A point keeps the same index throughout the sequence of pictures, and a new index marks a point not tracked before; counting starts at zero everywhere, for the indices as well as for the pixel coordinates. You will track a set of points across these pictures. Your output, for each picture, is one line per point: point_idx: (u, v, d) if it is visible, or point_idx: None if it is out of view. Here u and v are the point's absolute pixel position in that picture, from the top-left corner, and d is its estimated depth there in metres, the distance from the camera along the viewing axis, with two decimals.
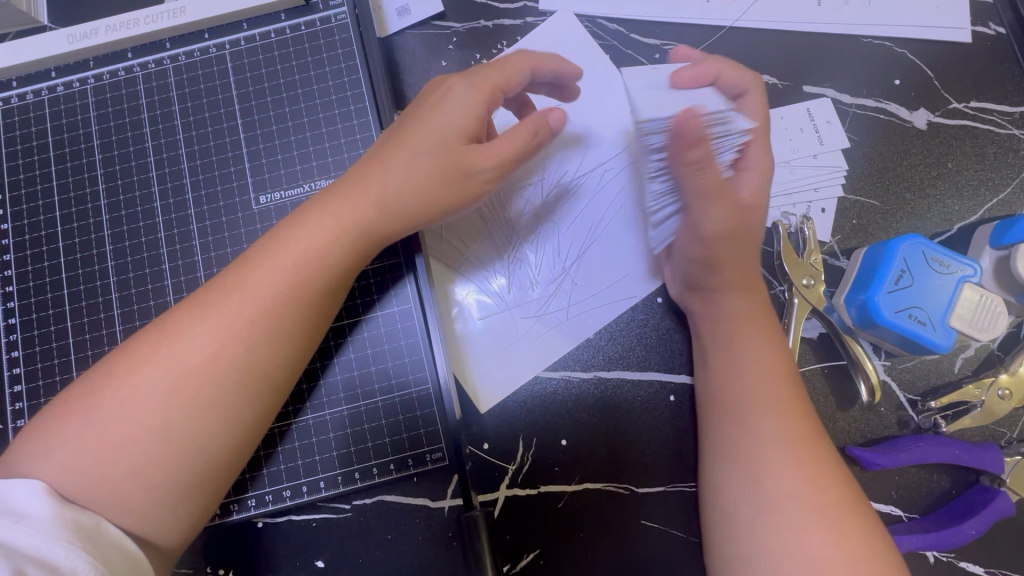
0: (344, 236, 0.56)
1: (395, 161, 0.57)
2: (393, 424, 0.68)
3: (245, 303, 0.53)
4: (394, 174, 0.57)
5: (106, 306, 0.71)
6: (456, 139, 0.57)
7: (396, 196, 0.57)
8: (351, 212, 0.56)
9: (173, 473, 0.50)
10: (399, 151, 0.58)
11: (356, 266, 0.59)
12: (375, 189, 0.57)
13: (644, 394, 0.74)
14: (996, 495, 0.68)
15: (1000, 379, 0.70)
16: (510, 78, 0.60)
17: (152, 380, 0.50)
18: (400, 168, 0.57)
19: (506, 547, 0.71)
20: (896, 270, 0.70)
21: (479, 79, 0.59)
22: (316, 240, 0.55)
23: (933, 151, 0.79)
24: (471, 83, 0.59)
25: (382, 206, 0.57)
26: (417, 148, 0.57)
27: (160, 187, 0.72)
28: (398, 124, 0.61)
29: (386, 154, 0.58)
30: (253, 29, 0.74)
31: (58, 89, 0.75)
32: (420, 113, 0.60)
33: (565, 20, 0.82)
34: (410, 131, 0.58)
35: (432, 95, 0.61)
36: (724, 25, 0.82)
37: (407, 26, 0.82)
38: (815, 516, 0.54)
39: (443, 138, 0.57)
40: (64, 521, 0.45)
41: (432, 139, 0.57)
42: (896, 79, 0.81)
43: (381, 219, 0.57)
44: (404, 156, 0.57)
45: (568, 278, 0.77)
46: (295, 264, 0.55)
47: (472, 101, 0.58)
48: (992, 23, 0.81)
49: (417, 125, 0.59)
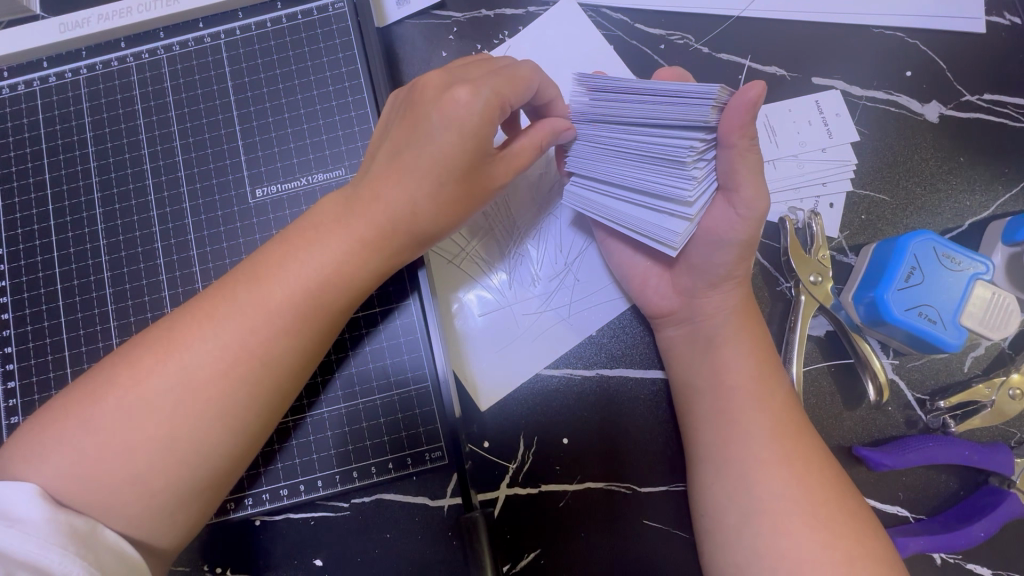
0: (365, 254, 0.55)
1: (413, 169, 0.55)
2: (392, 422, 0.67)
3: (261, 316, 0.52)
4: (416, 188, 0.55)
5: (100, 302, 0.69)
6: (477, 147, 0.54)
7: (417, 210, 0.56)
8: (372, 230, 0.55)
9: (171, 481, 0.49)
10: (415, 160, 0.55)
11: (377, 281, 0.58)
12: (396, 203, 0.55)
13: (647, 391, 0.73)
14: (1005, 497, 0.67)
15: (1011, 379, 0.69)
16: (522, 83, 0.56)
17: (158, 389, 0.49)
18: (422, 181, 0.55)
19: (506, 546, 0.70)
20: (906, 268, 0.68)
21: (504, 92, 0.54)
22: (337, 257, 0.54)
23: (945, 144, 0.77)
24: (495, 99, 0.53)
25: (403, 220, 0.56)
26: (438, 163, 0.54)
27: (155, 180, 0.71)
28: (403, 125, 0.57)
29: (402, 163, 0.55)
30: (248, 19, 0.73)
31: (50, 80, 0.73)
32: (428, 112, 0.55)
33: (568, 10, 0.80)
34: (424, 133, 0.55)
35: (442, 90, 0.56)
36: (731, 14, 0.80)
37: (406, 16, 0.80)
38: (814, 521, 0.54)
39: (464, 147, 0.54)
40: (58, 525, 0.44)
41: (456, 151, 0.54)
42: (907, 71, 0.79)
43: (400, 235, 0.56)
44: (424, 165, 0.54)
45: (570, 274, 0.76)
46: (314, 279, 0.54)
47: (489, 119, 0.53)
48: (1008, 13, 0.79)
49: (430, 135, 0.54)
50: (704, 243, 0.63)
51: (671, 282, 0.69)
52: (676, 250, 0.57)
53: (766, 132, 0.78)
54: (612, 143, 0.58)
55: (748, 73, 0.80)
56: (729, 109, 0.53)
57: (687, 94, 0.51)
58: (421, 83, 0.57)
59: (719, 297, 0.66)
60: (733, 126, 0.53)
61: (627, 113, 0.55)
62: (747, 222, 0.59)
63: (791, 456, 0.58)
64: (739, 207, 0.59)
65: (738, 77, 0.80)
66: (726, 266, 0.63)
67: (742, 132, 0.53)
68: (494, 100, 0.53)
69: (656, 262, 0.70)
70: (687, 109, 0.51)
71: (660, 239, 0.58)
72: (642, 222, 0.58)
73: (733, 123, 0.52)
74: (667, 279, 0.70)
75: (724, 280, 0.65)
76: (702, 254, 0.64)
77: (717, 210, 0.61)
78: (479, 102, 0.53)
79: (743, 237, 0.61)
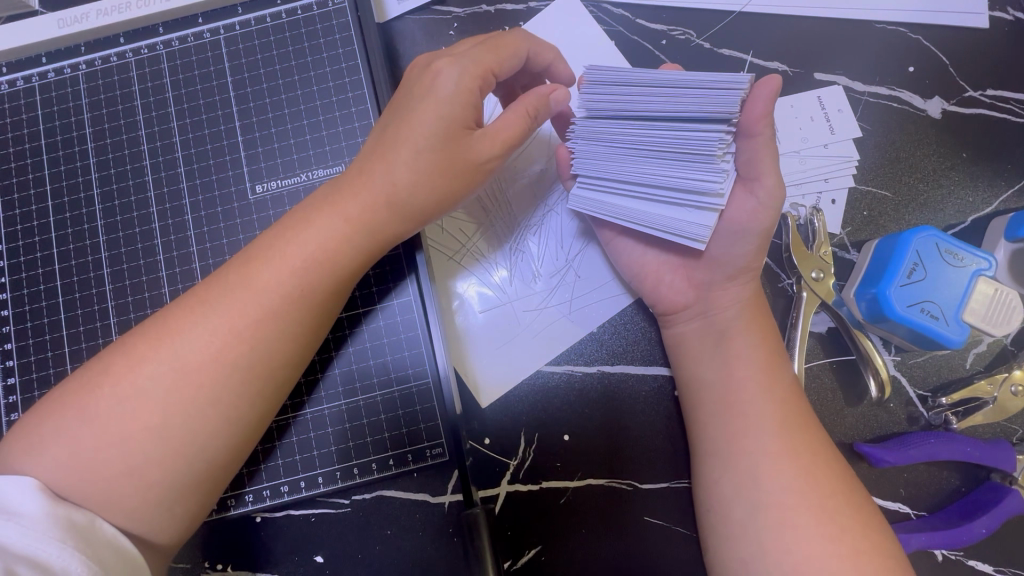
0: (355, 236, 0.55)
1: (399, 153, 0.54)
2: (392, 418, 0.67)
3: (252, 303, 0.52)
4: (403, 173, 0.55)
5: (100, 298, 0.69)
6: (455, 126, 0.54)
7: (413, 199, 0.55)
8: (360, 211, 0.55)
9: (167, 472, 0.49)
10: (402, 142, 0.54)
11: (366, 266, 0.58)
12: (403, 198, 0.55)
13: (648, 387, 0.73)
14: (1007, 493, 0.67)
15: (1013, 375, 0.69)
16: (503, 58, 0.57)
17: (151, 378, 0.49)
18: (403, 160, 0.54)
19: (507, 543, 0.70)
20: (908, 263, 0.68)
21: (481, 68, 0.56)
22: (326, 239, 0.54)
23: (948, 139, 0.77)
24: (477, 73, 0.56)
25: (395, 204, 0.55)
26: (423, 138, 0.54)
27: (154, 176, 0.71)
28: (393, 109, 0.58)
29: (388, 146, 0.55)
30: (247, 14, 0.72)
31: (49, 76, 0.73)
32: (411, 97, 0.56)
33: (568, 5, 0.79)
34: (408, 118, 0.55)
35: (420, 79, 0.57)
36: (733, 9, 0.80)
37: (406, 11, 0.79)
38: (814, 514, 0.54)
39: (443, 125, 0.54)
40: (57, 519, 0.44)
41: (434, 130, 0.54)
42: (910, 66, 0.78)
43: (393, 219, 0.56)
44: (411, 149, 0.54)
45: (571, 271, 0.76)
46: (303, 265, 0.53)
47: (468, 89, 0.55)
48: (1011, 8, 0.79)
49: (414, 115, 0.55)
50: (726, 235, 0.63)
51: (671, 280, 0.69)
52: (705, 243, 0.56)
53: None
54: (614, 140, 0.56)
55: (749, 69, 0.79)
56: (751, 100, 0.55)
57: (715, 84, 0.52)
58: (415, 72, 0.59)
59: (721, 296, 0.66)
60: (756, 117, 0.55)
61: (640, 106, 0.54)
62: (767, 209, 0.61)
63: (790, 448, 0.58)
64: None
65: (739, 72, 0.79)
66: (747, 258, 0.64)
67: (766, 122, 0.56)
68: (478, 72, 0.56)
69: (657, 259, 0.69)
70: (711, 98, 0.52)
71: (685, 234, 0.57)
72: (663, 218, 0.57)
73: (756, 112, 0.55)
74: (680, 273, 0.69)
75: (742, 272, 0.65)
76: (722, 246, 0.64)
77: None
78: (455, 79, 0.55)
79: None
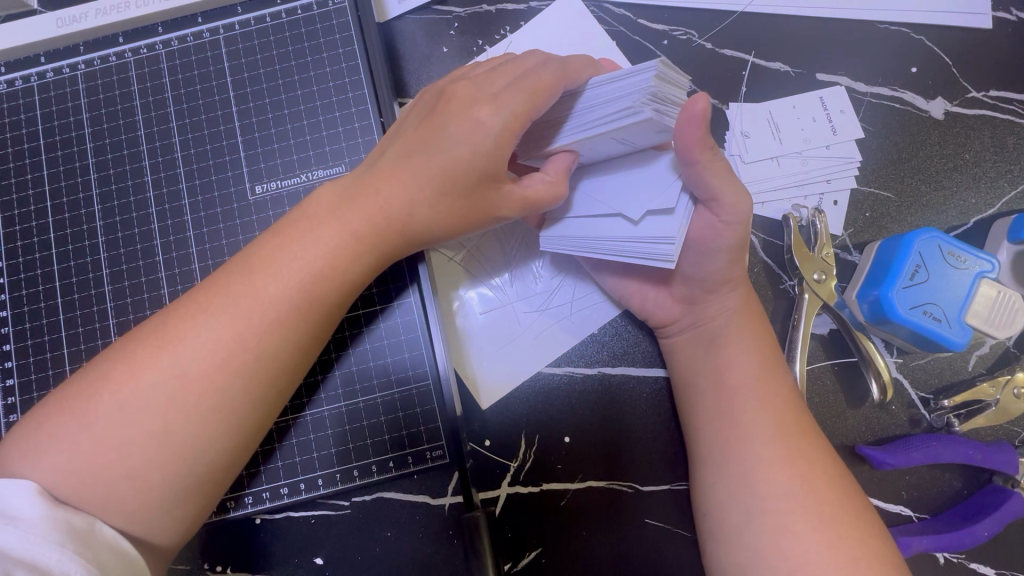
0: (360, 248, 0.55)
1: (411, 171, 0.54)
2: (392, 420, 0.67)
3: (256, 312, 0.52)
4: (414, 191, 0.54)
5: (99, 300, 0.69)
6: (480, 177, 0.54)
7: (428, 222, 0.56)
8: (363, 224, 0.55)
9: (169, 476, 0.49)
10: (417, 161, 0.54)
11: (369, 278, 0.57)
12: (432, 235, 0.57)
13: (650, 390, 0.72)
14: (1009, 496, 0.67)
15: (1016, 378, 0.69)
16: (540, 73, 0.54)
17: (152, 384, 0.49)
18: (415, 182, 0.54)
19: (508, 545, 0.70)
20: (911, 265, 0.67)
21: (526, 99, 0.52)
22: (331, 251, 0.54)
23: (951, 141, 0.77)
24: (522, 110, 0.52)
25: (408, 227, 0.56)
26: (443, 165, 0.54)
27: (153, 177, 0.71)
28: (416, 134, 0.56)
29: (402, 164, 0.55)
30: (247, 14, 0.72)
31: (48, 76, 0.73)
32: (444, 126, 0.55)
33: (569, 4, 0.79)
34: (427, 143, 0.55)
35: (454, 109, 0.55)
36: (734, 10, 0.79)
37: (406, 11, 0.79)
38: (817, 519, 0.54)
39: (466, 162, 0.53)
40: (55, 523, 0.44)
41: (458, 167, 0.53)
42: (913, 67, 0.78)
43: (400, 234, 0.56)
44: (423, 170, 0.54)
45: (572, 272, 0.75)
46: (307, 275, 0.53)
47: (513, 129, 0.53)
48: (1014, 9, 0.78)
49: (445, 160, 0.53)
50: (692, 252, 0.62)
51: None
52: (672, 261, 0.54)
53: (768, 128, 0.77)
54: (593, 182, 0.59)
55: (752, 69, 0.79)
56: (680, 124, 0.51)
57: (627, 76, 0.50)
58: (451, 92, 0.57)
59: (721, 300, 0.65)
60: (690, 142, 0.51)
61: (586, 116, 0.54)
62: (732, 226, 0.59)
63: (792, 453, 0.58)
64: (722, 215, 0.58)
65: (740, 73, 0.78)
66: (720, 272, 0.63)
67: (702, 147, 0.51)
68: (519, 103, 0.52)
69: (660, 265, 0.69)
70: (631, 85, 0.50)
71: (658, 255, 0.55)
72: (635, 243, 0.56)
73: (691, 137, 0.51)
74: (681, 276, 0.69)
75: (720, 284, 0.64)
76: (692, 264, 0.63)
77: (699, 219, 0.60)
78: (494, 131, 0.52)
79: (742, 237, 0.60)
